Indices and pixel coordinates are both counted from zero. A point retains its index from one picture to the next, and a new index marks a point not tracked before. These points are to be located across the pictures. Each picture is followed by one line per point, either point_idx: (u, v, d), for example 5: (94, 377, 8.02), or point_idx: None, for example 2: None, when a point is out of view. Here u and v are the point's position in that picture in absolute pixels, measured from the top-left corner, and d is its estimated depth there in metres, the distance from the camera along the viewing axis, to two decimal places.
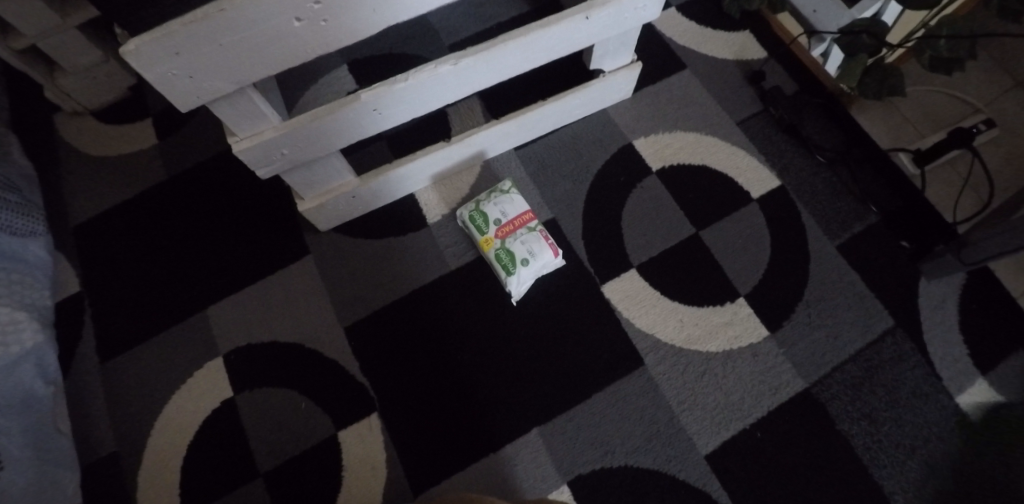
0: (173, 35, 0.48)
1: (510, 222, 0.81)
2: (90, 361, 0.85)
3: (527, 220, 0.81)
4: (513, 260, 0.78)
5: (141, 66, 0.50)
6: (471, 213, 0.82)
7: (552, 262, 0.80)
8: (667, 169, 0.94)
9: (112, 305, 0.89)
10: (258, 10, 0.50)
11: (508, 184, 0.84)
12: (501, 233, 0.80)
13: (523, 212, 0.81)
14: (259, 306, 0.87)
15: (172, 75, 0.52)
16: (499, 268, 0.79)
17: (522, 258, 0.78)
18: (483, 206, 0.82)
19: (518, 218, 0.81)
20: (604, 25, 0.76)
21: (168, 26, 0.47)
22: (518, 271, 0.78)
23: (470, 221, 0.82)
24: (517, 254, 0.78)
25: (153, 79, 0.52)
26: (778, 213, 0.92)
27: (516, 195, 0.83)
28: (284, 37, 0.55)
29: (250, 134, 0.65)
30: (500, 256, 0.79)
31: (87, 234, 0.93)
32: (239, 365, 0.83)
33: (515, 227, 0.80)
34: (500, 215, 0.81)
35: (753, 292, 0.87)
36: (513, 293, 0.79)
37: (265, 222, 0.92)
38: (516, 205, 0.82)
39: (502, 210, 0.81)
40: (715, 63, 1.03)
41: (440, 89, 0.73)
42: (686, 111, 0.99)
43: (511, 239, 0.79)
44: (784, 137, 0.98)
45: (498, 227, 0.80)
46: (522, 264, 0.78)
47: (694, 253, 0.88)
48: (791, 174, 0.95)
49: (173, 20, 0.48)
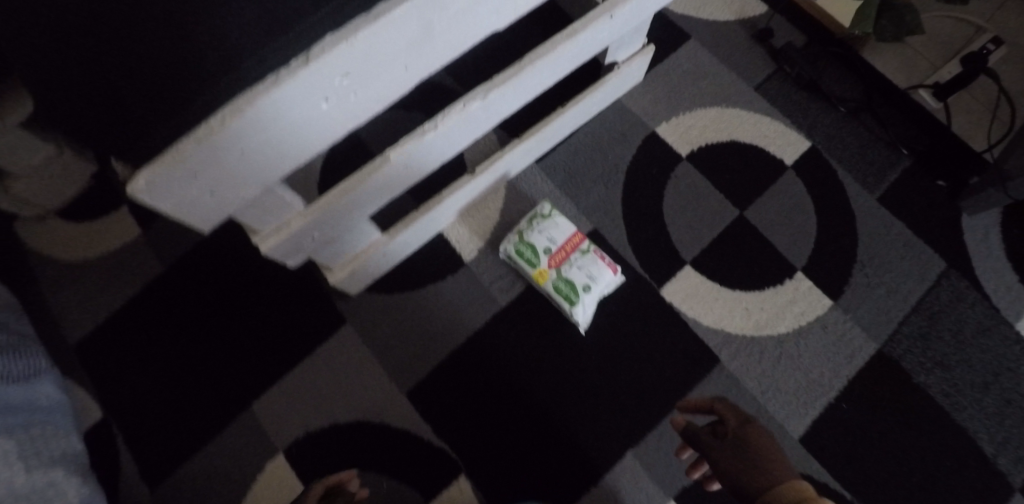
0: (190, 156, 0.36)
1: (561, 247, 0.75)
2: (141, 489, 0.79)
3: (578, 243, 0.76)
4: (575, 289, 0.74)
5: (155, 201, 0.39)
6: (517, 246, 0.76)
7: (612, 281, 0.76)
8: (697, 152, 0.90)
9: (146, 424, 0.81)
10: (282, 100, 0.38)
11: (547, 206, 0.78)
12: (554, 263, 0.74)
13: (572, 233, 0.76)
14: (308, 389, 0.80)
15: (189, 200, 0.41)
16: (561, 300, 0.74)
17: (584, 284, 0.74)
18: (528, 236, 0.76)
19: (568, 242, 0.76)
20: (625, 20, 0.70)
21: (181, 147, 0.36)
22: (582, 299, 0.74)
23: (517, 256, 0.76)
24: (578, 283, 0.74)
25: (170, 209, 0.41)
26: (814, 177, 0.90)
27: (559, 217, 0.77)
28: (311, 122, 0.43)
29: (276, 228, 0.55)
30: (560, 287, 0.74)
31: (93, 350, 0.84)
32: (305, 457, 0.78)
33: (567, 253, 0.75)
34: (548, 242, 0.75)
35: (809, 263, 0.85)
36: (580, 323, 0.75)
37: (289, 297, 0.84)
38: (563, 229, 0.76)
39: (549, 237, 0.76)
40: (717, 27, 0.98)
41: (467, 128, 0.65)
42: (699, 86, 0.94)
43: (567, 266, 0.74)
44: (803, 94, 0.95)
45: (550, 256, 0.75)
46: (584, 291, 0.74)
47: (744, 236, 0.85)
48: (818, 133, 0.92)
49: (185, 138, 0.36)
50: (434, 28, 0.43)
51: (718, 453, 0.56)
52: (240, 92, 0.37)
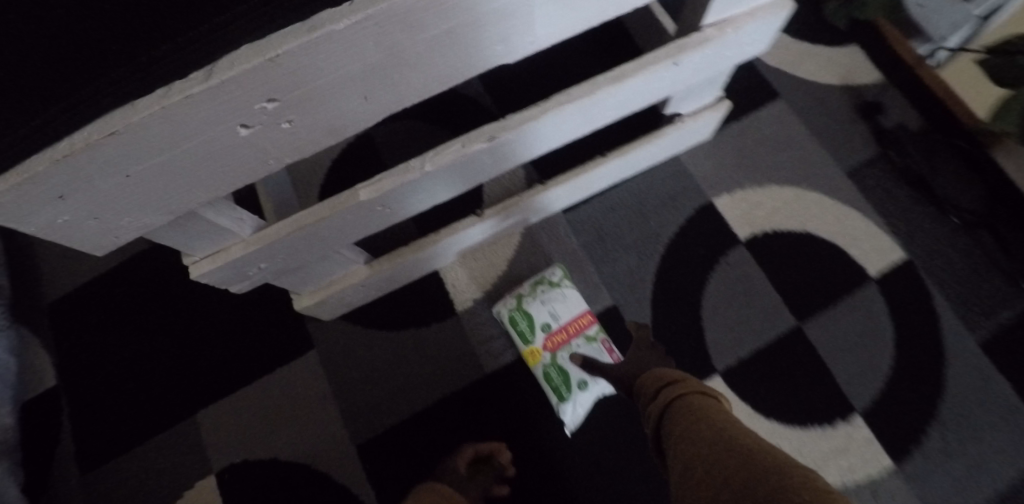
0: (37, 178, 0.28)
1: (562, 327, 0.66)
2: (72, 473, 0.74)
3: (584, 327, 0.67)
4: (568, 382, 0.65)
5: (7, 220, 0.31)
6: (511, 313, 0.67)
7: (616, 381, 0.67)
8: (759, 237, 0.74)
9: (93, 405, 0.76)
10: (170, 129, 0.29)
11: (558, 273, 0.69)
12: (550, 344, 0.66)
13: (579, 314, 0.67)
14: (259, 413, 0.72)
15: (63, 223, 0.33)
16: (550, 393, 0.66)
17: (580, 379, 0.65)
18: (527, 305, 0.67)
19: (573, 322, 0.67)
20: (694, 68, 0.56)
21: (26, 169, 0.28)
22: (575, 397, 0.65)
23: (511, 324, 0.67)
24: (573, 377, 0.65)
25: (37, 231, 0.33)
26: (901, 297, 0.72)
27: (568, 290, 0.68)
28: (229, 152, 0.34)
29: (213, 252, 0.47)
30: (550, 375, 0.66)
31: (63, 312, 0.80)
32: (237, 487, 0.70)
33: (569, 336, 0.66)
34: (549, 318, 0.67)
35: (872, 405, 0.68)
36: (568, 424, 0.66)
37: (265, 304, 0.76)
38: (570, 306, 0.67)
39: (552, 311, 0.67)
40: (816, 92, 0.82)
41: (472, 171, 0.53)
42: (778, 158, 0.79)
43: (564, 352, 0.66)
44: (909, 191, 0.77)
45: (547, 335, 0.66)
46: (579, 386, 0.65)
47: (795, 353, 0.70)
48: (918, 243, 0.75)
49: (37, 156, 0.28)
50: (405, 56, 0.33)
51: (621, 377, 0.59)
52: (113, 109, 0.27)
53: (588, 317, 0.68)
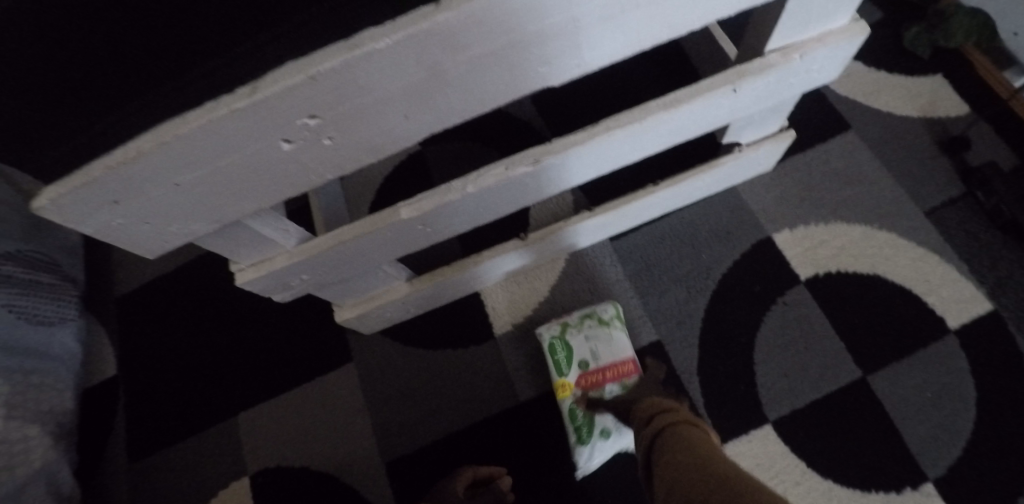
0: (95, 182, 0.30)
1: (601, 368, 0.63)
2: (121, 461, 0.77)
3: (623, 375, 0.63)
4: (591, 427, 0.62)
5: (67, 220, 0.33)
6: (553, 340, 0.65)
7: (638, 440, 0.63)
8: (822, 277, 0.69)
9: (146, 397, 0.80)
10: (216, 139, 0.30)
11: (610, 312, 0.66)
12: (584, 382, 0.63)
13: (622, 360, 0.64)
14: (295, 420, 0.73)
15: (118, 226, 0.35)
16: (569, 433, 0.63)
17: (604, 428, 0.62)
18: (570, 335, 0.65)
19: (613, 366, 0.63)
20: (755, 96, 0.54)
21: (88, 172, 0.30)
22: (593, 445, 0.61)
23: (549, 350, 0.65)
24: (596, 425, 0.62)
25: (95, 231, 0.35)
26: (988, 354, 0.64)
27: (617, 333, 0.65)
28: (272, 166, 0.35)
29: (259, 261, 0.48)
30: (574, 414, 0.62)
31: (129, 306, 0.86)
32: (267, 491, 0.71)
33: (604, 380, 0.63)
34: (589, 355, 0.64)
35: (949, 474, 0.60)
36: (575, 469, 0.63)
37: (309, 312, 0.78)
38: (614, 348, 0.64)
39: (593, 348, 0.64)
40: (893, 124, 0.76)
41: (516, 193, 0.52)
42: (848, 193, 0.73)
43: (596, 394, 0.62)
44: (1000, 237, 0.69)
45: (583, 371, 0.63)
46: (601, 434, 0.61)
47: (859, 408, 0.63)
48: (1010, 295, 0.67)
49: (98, 159, 0.30)
50: (447, 73, 0.32)
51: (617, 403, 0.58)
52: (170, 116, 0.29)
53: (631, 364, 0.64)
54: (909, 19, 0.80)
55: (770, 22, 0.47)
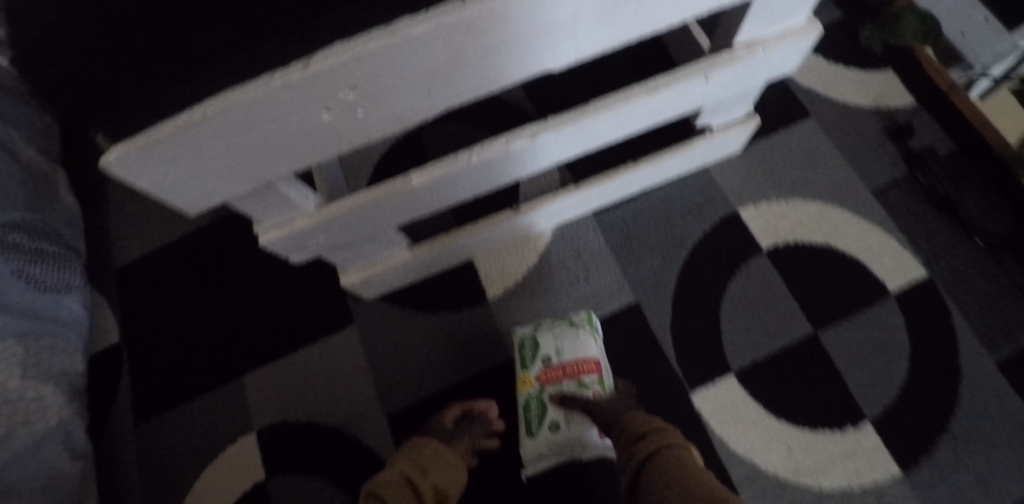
0: (163, 142, 0.34)
1: (561, 365, 0.68)
2: (127, 422, 0.81)
3: (581, 374, 0.67)
4: (540, 419, 0.67)
5: (126, 176, 0.37)
6: (525, 337, 0.71)
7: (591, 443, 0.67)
8: (781, 247, 0.77)
9: (149, 362, 0.83)
10: (272, 107, 0.35)
11: (583, 317, 0.70)
12: (543, 377, 0.68)
13: (584, 361, 0.67)
14: (299, 379, 0.78)
15: (170, 183, 0.39)
16: (522, 425, 0.68)
17: (555, 421, 0.67)
18: (539, 335, 0.70)
19: (573, 364, 0.68)
20: (725, 83, 0.60)
21: (156, 131, 0.34)
22: (540, 437, 0.67)
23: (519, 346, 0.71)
24: (547, 418, 0.67)
25: (148, 187, 0.39)
26: (920, 312, 0.74)
27: (583, 336, 0.69)
28: (311, 132, 0.40)
29: (280, 223, 0.53)
30: (529, 404, 0.68)
31: (128, 277, 0.88)
32: (274, 445, 0.76)
33: (562, 375, 0.67)
34: (553, 353, 0.69)
35: (883, 415, 0.70)
36: (526, 461, 0.69)
37: (310, 281, 0.82)
38: (577, 347, 0.69)
39: (558, 347, 0.69)
40: (846, 111, 0.85)
41: (513, 166, 0.58)
42: (805, 172, 0.82)
43: (553, 388, 0.67)
44: (934, 212, 0.79)
45: (544, 367, 0.69)
46: (547, 427, 0.67)
47: (810, 360, 0.72)
48: (940, 262, 0.76)
49: (164, 120, 0.34)
50: (466, 55, 0.38)
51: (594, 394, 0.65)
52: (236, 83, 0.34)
53: (592, 365, 0.68)
54: (863, 15, 0.89)
55: (738, 19, 0.53)
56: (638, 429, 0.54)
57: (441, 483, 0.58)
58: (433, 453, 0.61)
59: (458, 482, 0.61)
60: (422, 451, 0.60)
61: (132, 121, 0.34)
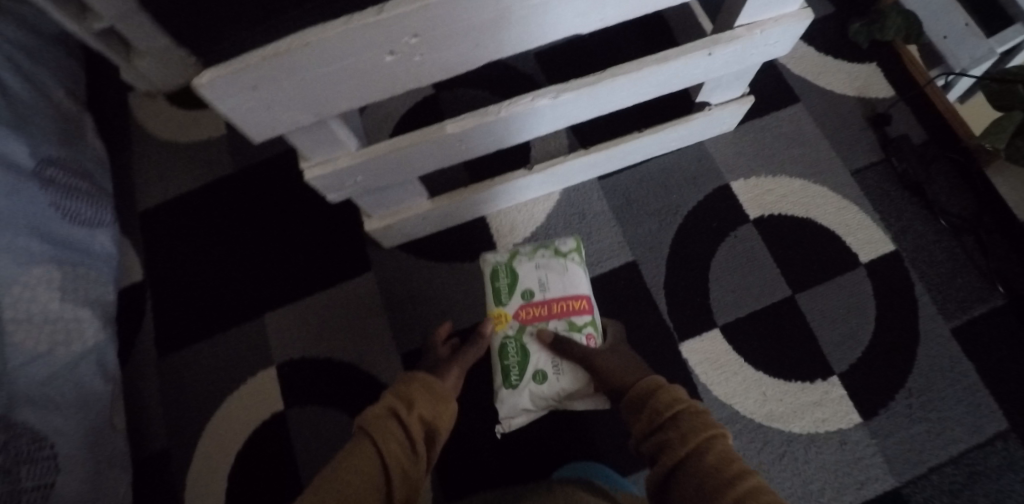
0: (252, 68, 0.41)
1: (546, 301, 0.71)
2: (150, 354, 0.86)
3: (572, 314, 0.70)
4: (522, 368, 0.69)
5: (214, 100, 0.43)
6: (500, 266, 0.74)
7: (573, 391, 0.69)
8: (766, 218, 0.85)
9: (172, 300, 0.88)
10: (346, 45, 0.42)
11: (567, 247, 0.74)
12: (522, 314, 0.71)
13: (575, 297, 0.71)
14: (318, 320, 0.84)
15: (247, 108, 0.46)
16: (499, 374, 0.70)
17: (541, 371, 0.69)
18: (518, 267, 0.73)
19: (557, 302, 0.71)
20: (725, 61, 0.67)
21: (247, 59, 0.40)
22: (524, 387, 0.69)
23: (494, 276, 0.73)
24: (532, 366, 0.69)
25: (227, 111, 0.45)
26: (887, 282, 0.82)
27: (568, 270, 0.72)
28: (373, 72, 0.46)
29: (325, 160, 0.59)
30: (507, 348, 0.70)
31: (153, 220, 0.93)
32: (293, 378, 0.81)
33: (547, 314, 0.70)
34: (535, 289, 0.71)
35: (849, 370, 0.78)
36: (503, 411, 0.71)
37: (329, 230, 0.88)
38: (564, 282, 0.72)
39: (539, 283, 0.72)
40: (832, 99, 0.92)
41: (533, 123, 0.65)
42: (792, 153, 0.89)
43: (536, 326, 0.70)
44: (905, 194, 0.86)
45: (523, 303, 0.71)
46: (533, 375, 0.69)
47: (786, 319, 0.80)
48: (907, 239, 0.84)
49: (255, 51, 0.41)
50: (512, 16, 0.45)
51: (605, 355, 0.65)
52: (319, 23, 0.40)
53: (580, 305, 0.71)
54: (852, 12, 0.96)
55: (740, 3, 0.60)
56: (663, 406, 0.53)
57: (427, 412, 0.59)
58: (419, 384, 0.61)
59: (447, 412, 0.61)
60: (410, 384, 0.61)
61: (229, 49, 0.41)
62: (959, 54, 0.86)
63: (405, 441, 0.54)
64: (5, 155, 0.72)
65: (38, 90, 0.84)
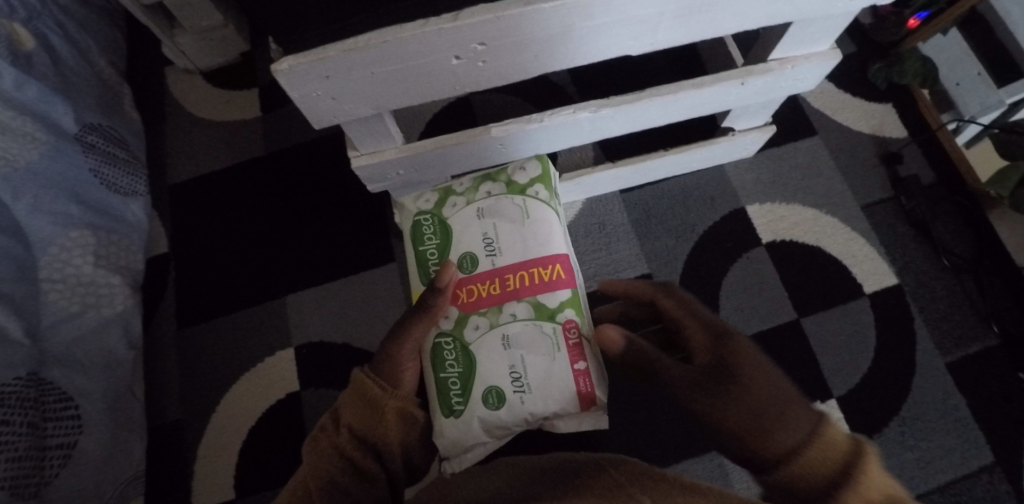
0: (329, 59, 0.44)
1: (496, 274, 0.58)
2: (170, 324, 0.87)
3: (538, 291, 0.56)
4: (467, 381, 0.55)
5: (288, 85, 0.46)
6: (431, 219, 0.62)
7: (541, 413, 0.54)
8: (778, 243, 0.88)
9: (195, 274, 0.90)
10: (418, 47, 0.45)
11: (526, 179, 0.61)
12: (462, 300, 0.57)
13: (538, 262, 0.57)
14: (339, 305, 0.86)
15: (316, 97, 0.49)
16: (436, 394, 0.56)
17: (494, 388, 0.54)
18: (454, 221, 0.61)
19: (511, 273, 0.57)
20: (756, 91, 0.70)
21: (326, 51, 0.44)
22: (470, 413, 0.54)
23: (426, 239, 0.61)
24: (479, 383, 0.55)
25: (297, 97, 0.49)
26: (889, 313, 0.85)
27: (529, 220, 0.59)
28: (436, 73, 0.49)
29: (372, 151, 0.62)
30: (444, 355, 0.57)
31: (181, 194, 0.95)
32: (310, 360, 0.83)
33: (496, 288, 0.57)
34: (485, 248, 0.59)
35: (847, 394, 0.81)
36: (445, 448, 0.56)
37: (355, 218, 0.90)
38: (521, 241, 0.58)
39: (489, 240, 0.59)
40: (848, 134, 0.96)
41: (570, 133, 0.67)
42: (808, 183, 0.93)
43: (478, 315, 0.57)
44: (912, 231, 0.90)
45: (467, 280, 0.58)
46: (491, 392, 0.54)
47: (790, 341, 0.83)
48: (911, 274, 0.88)
49: (331, 44, 0.44)
50: (573, 32, 0.48)
51: (712, 400, 0.46)
52: (396, 24, 0.44)
53: (541, 266, 0.57)
54: (873, 53, 1.00)
55: (775, 39, 0.63)
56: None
57: (365, 431, 0.50)
58: (354, 395, 0.52)
59: (397, 414, 0.53)
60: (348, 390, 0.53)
61: (312, 39, 0.44)
62: (969, 102, 0.88)
63: (342, 476, 0.46)
64: (48, 118, 0.74)
65: (84, 58, 0.86)
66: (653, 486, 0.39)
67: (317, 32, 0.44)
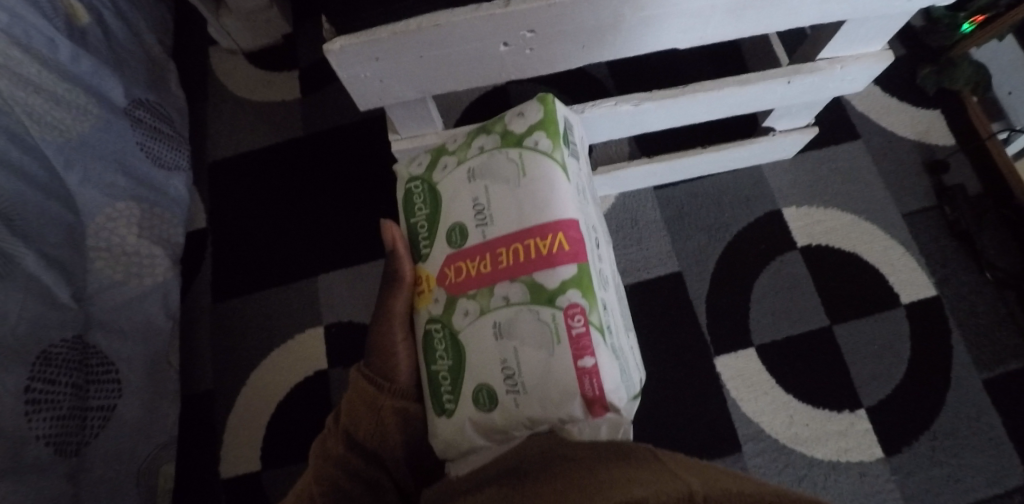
0: (380, 42, 0.44)
1: (485, 249, 0.53)
2: (205, 297, 0.90)
3: (534, 268, 0.50)
4: (456, 370, 0.52)
5: (338, 65, 0.47)
6: (422, 184, 0.59)
7: (541, 417, 0.48)
8: (813, 247, 0.87)
9: (230, 250, 0.92)
10: (467, 32, 0.45)
11: (522, 128, 0.55)
12: (449, 278, 0.54)
13: (533, 231, 0.51)
14: (369, 288, 0.87)
15: (364, 78, 0.50)
16: (429, 391, 0.54)
17: (485, 387, 0.50)
18: (443, 185, 0.57)
19: (502, 247, 0.52)
20: (802, 90, 0.69)
21: (377, 32, 0.44)
22: (462, 410, 0.51)
23: (416, 207, 0.59)
24: (470, 380, 0.51)
25: (346, 78, 0.49)
26: (925, 325, 0.83)
27: (522, 177, 0.53)
28: (482, 59, 0.50)
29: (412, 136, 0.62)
30: (435, 342, 0.54)
31: (219, 171, 0.97)
32: (339, 340, 0.85)
33: (487, 266, 0.52)
34: (474, 212, 0.54)
35: (877, 405, 0.79)
36: (442, 451, 0.52)
37: (387, 202, 0.91)
38: (513, 205, 0.52)
39: (477, 204, 0.54)
40: (892, 139, 0.93)
41: (609, 126, 0.67)
42: (847, 187, 0.91)
43: (466, 296, 0.53)
44: (953, 242, 0.88)
45: (453, 255, 0.54)
46: (482, 390, 0.50)
47: (821, 347, 0.82)
48: (951, 285, 0.85)
49: (383, 26, 0.44)
50: (624, 23, 0.48)
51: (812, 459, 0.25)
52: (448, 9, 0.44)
53: (535, 237, 0.51)
54: (922, 57, 0.97)
55: (826, 37, 0.62)
56: None
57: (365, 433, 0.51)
58: (355, 395, 0.53)
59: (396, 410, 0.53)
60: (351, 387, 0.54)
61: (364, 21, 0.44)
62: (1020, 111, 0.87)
63: (344, 478, 0.48)
64: (100, 91, 0.77)
65: (134, 35, 0.88)
66: (694, 467, 0.37)
67: (370, 14, 0.44)
